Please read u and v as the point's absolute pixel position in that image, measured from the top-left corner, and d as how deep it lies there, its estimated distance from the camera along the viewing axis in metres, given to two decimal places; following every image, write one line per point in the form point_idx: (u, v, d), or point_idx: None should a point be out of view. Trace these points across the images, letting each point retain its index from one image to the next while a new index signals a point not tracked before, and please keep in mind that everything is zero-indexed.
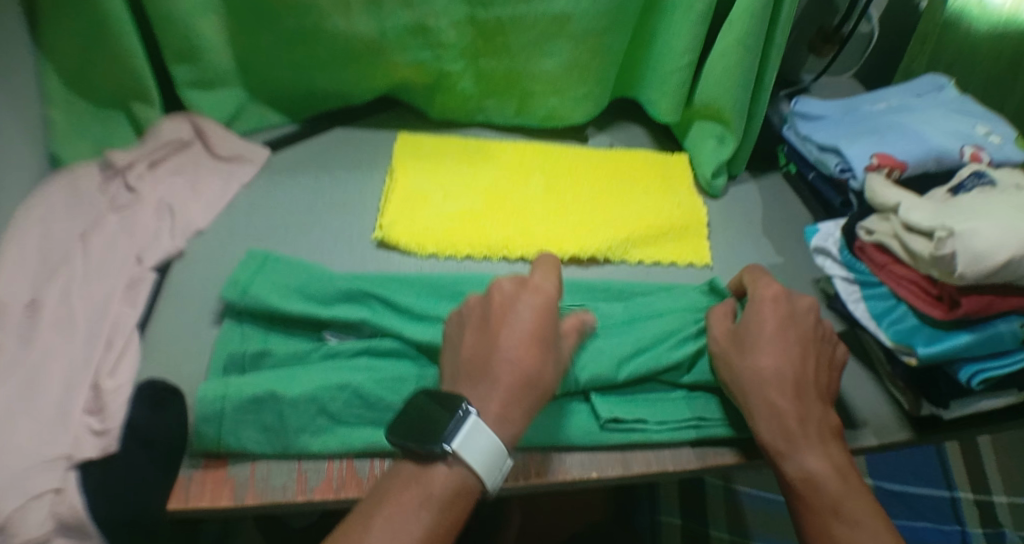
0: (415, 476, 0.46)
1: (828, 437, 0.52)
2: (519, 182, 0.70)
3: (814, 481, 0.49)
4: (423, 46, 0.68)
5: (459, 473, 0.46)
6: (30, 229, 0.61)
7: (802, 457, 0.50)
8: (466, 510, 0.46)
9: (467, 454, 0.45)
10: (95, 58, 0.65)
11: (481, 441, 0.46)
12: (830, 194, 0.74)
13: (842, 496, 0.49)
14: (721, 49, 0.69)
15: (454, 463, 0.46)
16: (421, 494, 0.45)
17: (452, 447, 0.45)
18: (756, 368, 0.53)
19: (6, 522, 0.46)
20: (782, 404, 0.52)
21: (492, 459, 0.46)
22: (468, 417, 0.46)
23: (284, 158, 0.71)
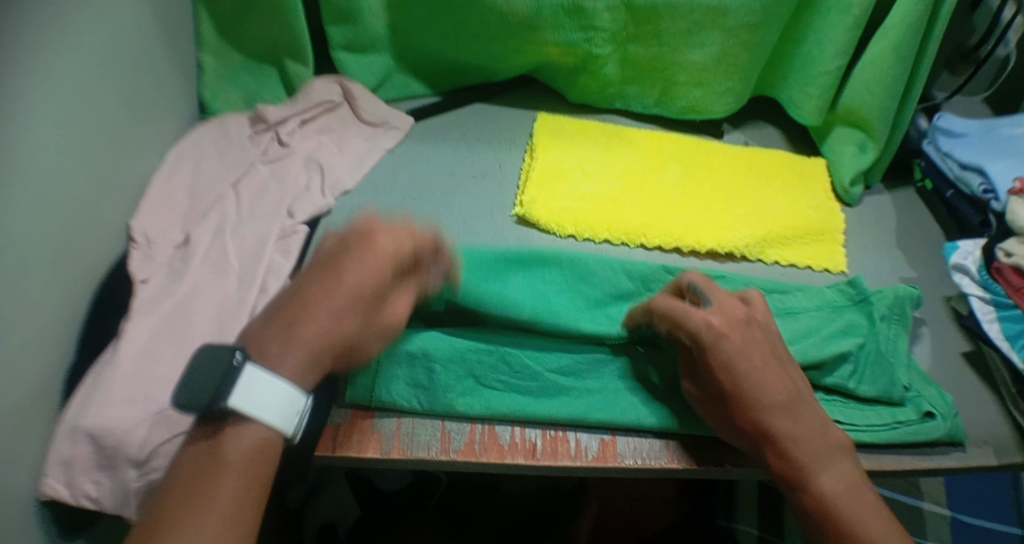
0: (209, 445, 0.43)
1: (843, 453, 0.49)
2: (657, 171, 0.70)
3: (832, 507, 0.47)
4: (575, 27, 0.68)
5: (256, 431, 0.44)
6: (184, 166, 0.64)
7: (819, 482, 0.48)
8: (270, 467, 0.44)
9: (249, 406, 0.43)
10: (253, 11, 0.66)
11: (260, 394, 0.44)
12: (969, 212, 0.72)
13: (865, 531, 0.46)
14: (874, 54, 0.68)
15: (239, 423, 0.44)
16: (215, 459, 0.42)
17: (228, 403, 0.43)
18: (731, 381, 0.49)
19: (152, 455, 0.50)
20: (806, 432, 0.49)
21: (286, 411, 0.45)
22: (240, 367, 0.44)
23: (427, 126, 0.73)
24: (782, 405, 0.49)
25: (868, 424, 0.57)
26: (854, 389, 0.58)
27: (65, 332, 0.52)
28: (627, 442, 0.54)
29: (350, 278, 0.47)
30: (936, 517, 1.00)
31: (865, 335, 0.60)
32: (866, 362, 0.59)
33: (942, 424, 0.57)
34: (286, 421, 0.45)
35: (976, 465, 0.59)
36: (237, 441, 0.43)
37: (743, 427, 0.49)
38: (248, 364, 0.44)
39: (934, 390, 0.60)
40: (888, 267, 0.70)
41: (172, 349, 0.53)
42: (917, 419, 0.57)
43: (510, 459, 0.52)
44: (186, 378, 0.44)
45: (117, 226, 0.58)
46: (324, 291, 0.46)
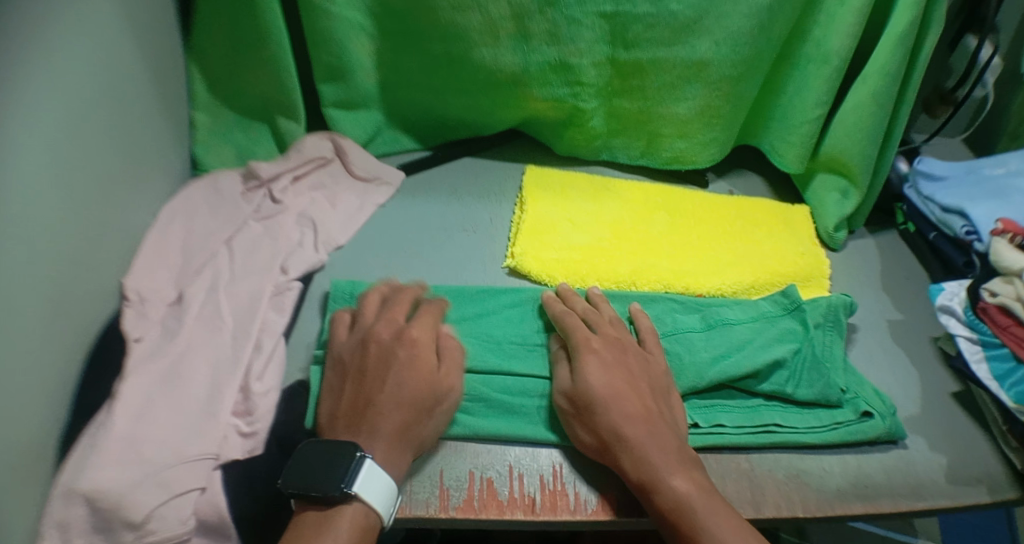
0: (321, 520, 0.48)
1: (689, 459, 0.52)
2: (645, 219, 0.72)
3: (680, 501, 0.49)
4: (562, 83, 0.70)
5: (360, 513, 0.49)
6: (181, 225, 0.65)
7: (665, 477, 0.50)
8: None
9: (365, 493, 0.48)
10: (246, 72, 0.69)
11: (378, 482, 0.49)
12: (953, 252, 0.73)
13: (703, 521, 0.48)
14: (854, 104, 0.70)
15: (354, 504, 0.49)
16: (328, 534, 0.48)
17: (352, 488, 0.48)
18: (595, 384, 0.54)
19: (148, 520, 0.49)
20: (658, 438, 0.52)
21: (386, 496, 0.49)
22: (365, 459, 0.49)
23: (417, 181, 0.74)
24: (635, 411, 0.53)
25: (809, 426, 0.60)
26: (793, 394, 0.61)
27: (59, 396, 0.52)
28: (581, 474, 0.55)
29: (404, 378, 0.53)
30: None
31: (799, 341, 0.62)
32: (803, 367, 0.61)
33: (879, 422, 0.60)
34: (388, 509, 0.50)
35: (968, 503, 0.60)
36: (341, 536, 0.48)
37: (591, 436, 0.54)
38: (369, 457, 0.49)
39: (871, 389, 0.63)
40: (875, 310, 0.72)
41: (165, 410, 0.54)
42: (855, 418, 0.61)
43: (509, 515, 0.53)
44: (299, 467, 0.50)
45: (110, 285, 0.59)
46: (392, 400, 0.53)
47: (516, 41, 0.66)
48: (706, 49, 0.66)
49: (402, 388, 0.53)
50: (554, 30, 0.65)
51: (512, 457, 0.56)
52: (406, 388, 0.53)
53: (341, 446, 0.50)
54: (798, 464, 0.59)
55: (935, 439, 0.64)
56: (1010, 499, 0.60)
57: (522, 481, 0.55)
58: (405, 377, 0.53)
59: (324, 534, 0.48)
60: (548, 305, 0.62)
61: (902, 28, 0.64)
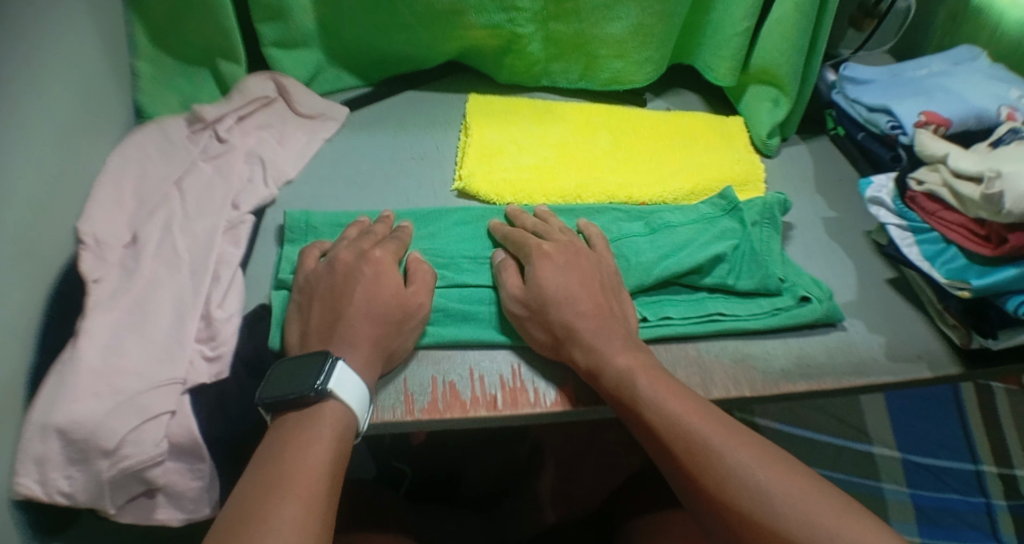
0: (300, 422, 0.50)
1: (636, 345, 0.55)
2: (587, 137, 0.75)
3: (628, 380, 0.52)
4: (499, 10, 0.71)
5: (337, 412, 0.50)
6: (128, 168, 0.65)
7: (613, 361, 0.53)
8: (350, 443, 0.51)
9: (341, 393, 0.50)
10: (181, 14, 0.69)
11: (351, 383, 0.51)
12: (880, 150, 0.77)
13: (646, 396, 0.51)
14: (780, 13, 0.73)
15: (332, 405, 0.50)
16: (310, 436, 0.49)
17: (327, 387, 0.50)
18: (546, 285, 0.57)
19: (122, 444, 0.51)
20: (605, 328, 0.55)
21: (362, 398, 0.51)
22: (337, 364, 0.51)
23: (362, 116, 0.76)
24: (582, 306, 0.56)
25: (750, 313, 0.64)
26: (734, 285, 0.65)
27: (21, 334, 0.53)
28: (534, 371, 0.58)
29: (370, 295, 0.55)
30: (888, 460, 1.06)
31: (739, 238, 0.66)
32: (742, 260, 0.65)
33: (818, 305, 0.64)
34: (364, 413, 0.52)
35: (910, 379, 0.63)
36: (322, 432, 0.49)
37: (542, 335, 0.56)
38: (341, 360, 0.51)
39: (809, 279, 0.67)
40: (810, 210, 0.76)
41: (132, 342, 0.55)
42: (795, 304, 0.65)
43: (473, 413, 0.55)
44: (273, 380, 0.51)
45: (64, 230, 0.60)
46: (362, 317, 0.54)
47: None
48: None
49: (368, 304, 0.55)
50: None
51: (475, 362, 0.59)
52: (373, 302, 0.55)
53: (313, 359, 0.51)
54: (745, 350, 0.63)
55: (874, 322, 0.68)
56: (951, 374, 0.64)
57: (484, 382, 0.57)
58: (371, 294, 0.55)
59: (304, 431, 0.49)
60: (498, 227, 0.64)
61: None
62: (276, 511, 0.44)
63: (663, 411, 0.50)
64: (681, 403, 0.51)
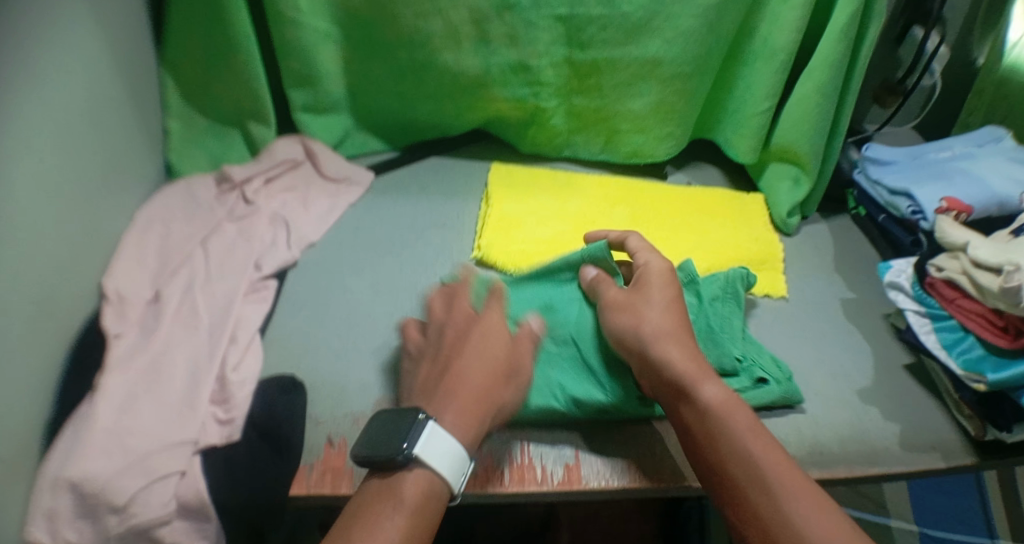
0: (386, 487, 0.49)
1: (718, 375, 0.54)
2: (605, 210, 0.76)
3: (719, 409, 0.51)
4: (522, 83, 0.74)
5: (425, 478, 0.49)
6: (155, 227, 0.68)
7: (706, 392, 0.52)
8: (434, 513, 0.48)
9: (431, 458, 0.48)
10: (218, 80, 0.73)
11: (440, 445, 0.49)
12: (900, 233, 0.77)
13: (732, 431, 0.50)
14: (800, 95, 0.74)
15: (415, 468, 0.49)
16: (392, 501, 0.47)
17: (413, 452, 0.48)
18: (650, 319, 0.56)
19: (131, 502, 0.51)
20: (689, 355, 0.54)
21: (452, 461, 0.49)
22: (426, 422, 0.49)
23: (386, 181, 0.79)
24: (678, 345, 0.54)
25: None
26: None
27: (41, 389, 0.54)
28: (539, 449, 0.58)
29: (482, 352, 0.55)
30: (906, 534, 1.01)
31: (695, 314, 0.65)
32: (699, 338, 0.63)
33: (775, 388, 0.62)
34: (460, 477, 0.50)
35: (922, 469, 0.62)
36: (407, 497, 0.48)
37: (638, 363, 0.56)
38: (431, 419, 0.50)
39: (770, 360, 0.65)
40: (828, 289, 0.76)
41: (146, 403, 0.56)
42: (751, 385, 0.63)
43: (479, 487, 0.55)
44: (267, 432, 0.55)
45: (90, 285, 0.62)
46: (466, 385, 0.53)
47: (476, 44, 0.70)
48: (658, 48, 0.70)
49: (477, 389, 0.53)
50: (512, 33, 0.70)
51: (484, 436, 0.59)
52: (485, 383, 0.53)
53: (406, 413, 0.51)
54: None
55: (889, 408, 0.66)
56: (965, 465, 0.63)
57: (492, 456, 0.58)
58: (471, 366, 0.54)
59: (395, 485, 0.48)
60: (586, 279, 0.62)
61: (844, 19, 0.68)
62: None
63: (752, 442, 0.49)
64: (765, 438, 0.50)
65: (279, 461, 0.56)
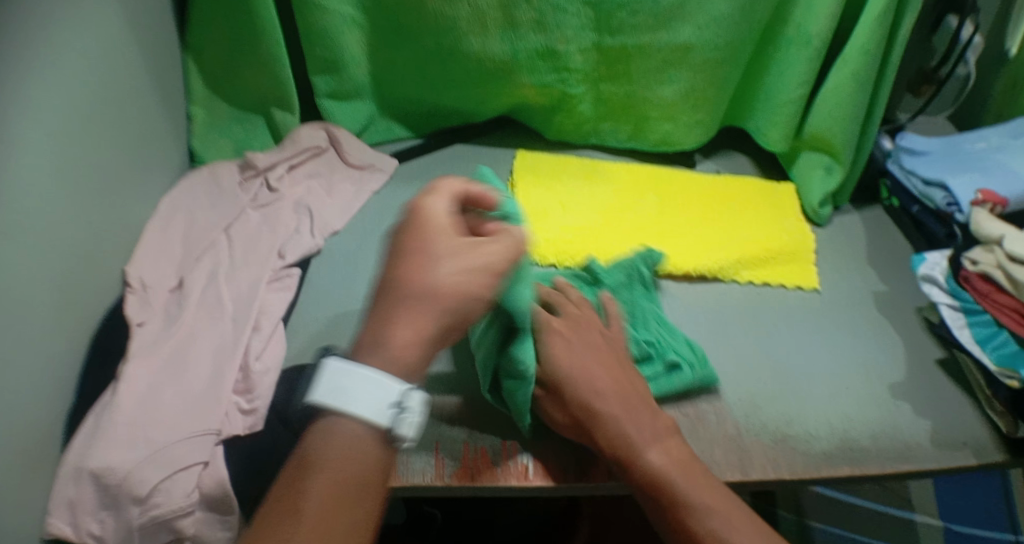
0: (306, 450, 0.41)
1: (666, 432, 0.52)
2: (633, 199, 0.75)
3: (662, 479, 0.50)
4: (550, 70, 0.72)
5: (346, 425, 0.41)
6: (178, 216, 0.67)
7: (648, 457, 0.51)
8: (359, 464, 0.40)
9: (335, 402, 0.41)
10: (242, 65, 0.71)
11: (349, 382, 0.41)
12: (935, 226, 0.75)
13: (690, 497, 0.49)
14: (835, 82, 0.72)
15: (337, 419, 0.41)
16: (309, 466, 0.39)
17: (318, 399, 0.41)
18: (567, 365, 0.54)
19: (153, 493, 0.50)
20: (633, 417, 0.52)
21: (374, 402, 0.41)
22: (324, 365, 0.42)
23: (410, 168, 0.78)
24: (622, 407, 0.53)
25: None
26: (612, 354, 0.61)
27: (67, 376, 0.54)
28: (533, 439, 0.57)
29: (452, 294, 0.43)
30: (930, 530, 1.00)
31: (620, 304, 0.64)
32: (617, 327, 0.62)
33: (688, 372, 0.60)
34: (386, 410, 0.41)
35: (958, 468, 0.60)
36: (330, 454, 0.40)
37: (561, 418, 0.54)
38: (330, 360, 0.42)
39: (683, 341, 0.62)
40: (861, 282, 0.74)
41: (171, 391, 0.55)
42: (663, 371, 0.60)
43: (503, 481, 0.54)
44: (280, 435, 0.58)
45: (115, 273, 0.61)
46: (404, 328, 0.42)
47: (503, 30, 0.69)
48: (690, 34, 0.68)
49: (429, 294, 0.42)
50: (540, 17, 0.68)
51: (510, 425, 0.58)
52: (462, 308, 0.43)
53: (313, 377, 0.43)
54: (787, 430, 0.60)
55: (921, 404, 0.64)
56: (996, 463, 0.60)
57: (516, 452, 0.56)
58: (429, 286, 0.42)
59: (309, 449, 0.41)
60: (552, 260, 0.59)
61: (882, 5, 0.66)
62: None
63: (715, 515, 0.49)
64: (728, 506, 0.49)
65: None
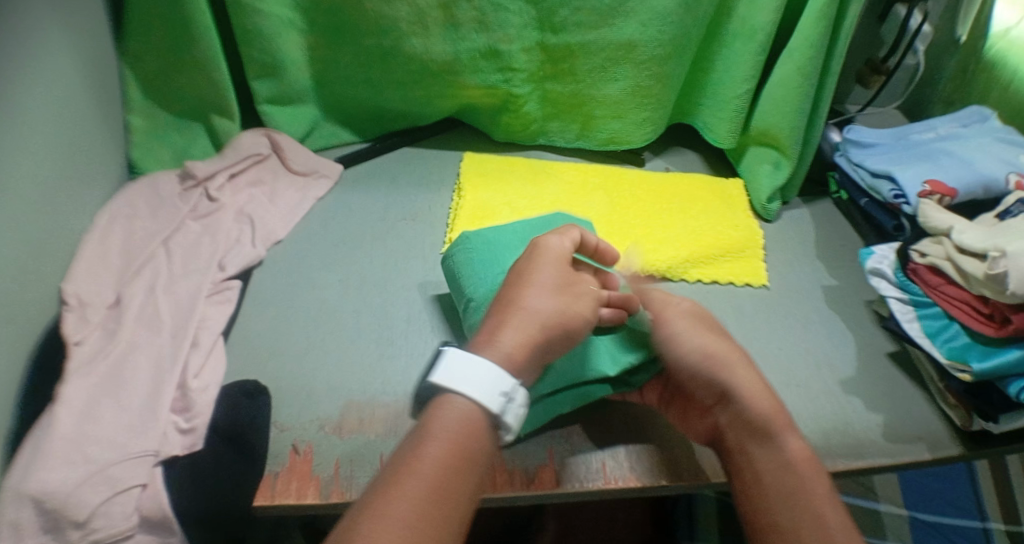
0: (422, 424, 0.44)
1: (782, 416, 0.53)
2: (583, 200, 0.74)
3: (790, 460, 0.50)
4: (494, 70, 0.71)
5: (460, 407, 0.44)
6: (114, 224, 0.65)
7: (781, 439, 0.51)
8: (475, 446, 0.43)
9: (454, 381, 0.45)
10: (178, 71, 0.70)
11: (470, 368, 0.45)
12: (883, 217, 0.75)
13: (788, 469, 0.50)
14: (780, 77, 0.72)
15: (451, 400, 0.45)
16: (427, 436, 0.43)
17: (436, 378, 0.45)
18: (691, 344, 0.56)
19: (92, 516, 0.49)
20: (751, 396, 0.53)
21: (486, 387, 0.44)
22: (446, 351, 0.46)
23: (357, 173, 0.77)
24: (704, 382, 0.55)
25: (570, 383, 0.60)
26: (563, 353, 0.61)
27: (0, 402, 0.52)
28: (512, 453, 0.57)
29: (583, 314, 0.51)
30: (895, 519, 1.00)
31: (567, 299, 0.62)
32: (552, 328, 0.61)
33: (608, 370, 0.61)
34: (496, 398, 0.44)
35: (910, 461, 0.61)
36: (444, 431, 0.43)
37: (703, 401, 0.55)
38: (451, 348, 0.46)
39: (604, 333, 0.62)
40: (810, 276, 0.74)
41: (106, 412, 0.54)
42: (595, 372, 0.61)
43: None
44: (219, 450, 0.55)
45: (48, 292, 0.59)
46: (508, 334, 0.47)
47: (445, 29, 0.68)
48: (634, 31, 0.68)
49: (535, 312, 0.49)
50: (482, 17, 0.67)
51: None
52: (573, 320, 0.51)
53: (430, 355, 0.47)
54: None
55: (871, 398, 0.65)
56: (953, 456, 0.62)
57: None
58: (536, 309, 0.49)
59: (427, 423, 0.44)
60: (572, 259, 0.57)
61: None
62: (392, 510, 0.38)
63: (802, 488, 0.49)
64: (813, 479, 0.49)
65: (244, 468, 0.54)
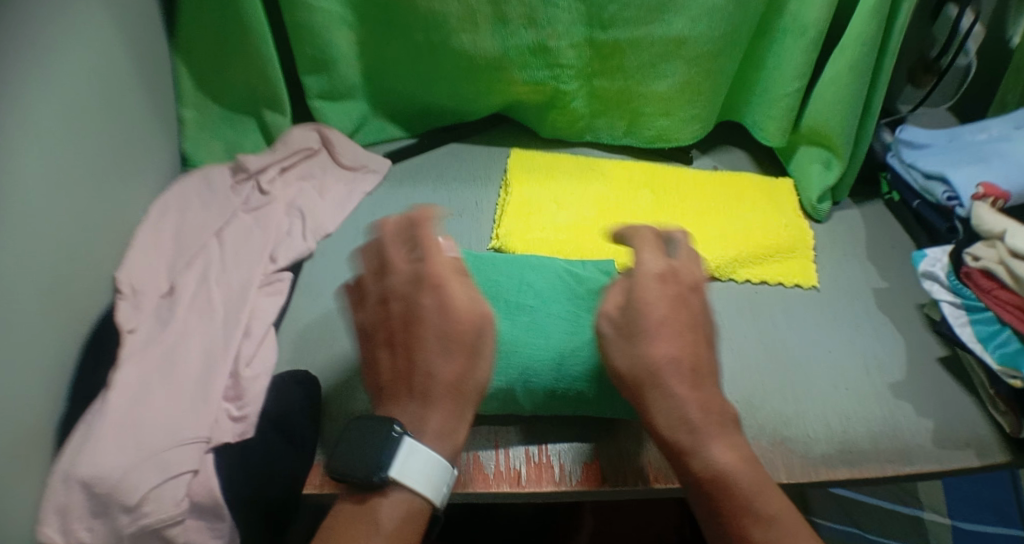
0: (359, 512, 0.45)
1: (729, 421, 0.45)
2: (628, 197, 0.74)
3: (723, 476, 0.43)
4: (542, 65, 0.71)
5: (404, 497, 0.45)
6: (169, 217, 0.67)
7: (708, 449, 0.43)
8: (418, 534, 0.45)
9: (406, 478, 0.44)
10: (230, 65, 0.70)
11: (420, 462, 0.45)
12: (935, 219, 0.74)
13: (730, 486, 0.43)
14: (832, 74, 0.70)
15: (394, 491, 0.45)
16: (370, 530, 0.43)
17: (388, 474, 0.44)
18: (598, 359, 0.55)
19: (142, 502, 0.49)
20: None
21: (435, 481, 0.45)
22: (400, 439, 0.45)
23: (405, 167, 0.77)
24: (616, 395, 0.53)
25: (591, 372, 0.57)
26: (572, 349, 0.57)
27: (58, 383, 0.53)
28: (556, 448, 0.57)
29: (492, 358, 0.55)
30: (939, 527, 0.98)
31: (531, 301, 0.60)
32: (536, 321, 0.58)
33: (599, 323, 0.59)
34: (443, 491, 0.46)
35: (956, 468, 0.59)
36: (391, 524, 0.44)
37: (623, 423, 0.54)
38: (404, 436, 0.45)
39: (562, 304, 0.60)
40: (861, 278, 0.73)
41: (161, 397, 0.54)
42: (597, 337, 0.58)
43: (495, 488, 0.54)
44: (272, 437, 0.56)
45: (104, 278, 0.60)
46: None
47: (494, 25, 0.68)
48: (683, 26, 0.67)
49: None
50: (531, 14, 0.67)
51: (500, 429, 0.58)
52: None
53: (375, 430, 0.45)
54: (785, 431, 0.60)
55: (922, 403, 0.63)
56: (999, 462, 0.60)
57: (508, 455, 0.56)
58: None
59: (367, 512, 0.44)
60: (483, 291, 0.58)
61: None
62: None
63: (745, 498, 0.42)
64: (754, 486, 0.43)
65: (294, 456, 0.55)
